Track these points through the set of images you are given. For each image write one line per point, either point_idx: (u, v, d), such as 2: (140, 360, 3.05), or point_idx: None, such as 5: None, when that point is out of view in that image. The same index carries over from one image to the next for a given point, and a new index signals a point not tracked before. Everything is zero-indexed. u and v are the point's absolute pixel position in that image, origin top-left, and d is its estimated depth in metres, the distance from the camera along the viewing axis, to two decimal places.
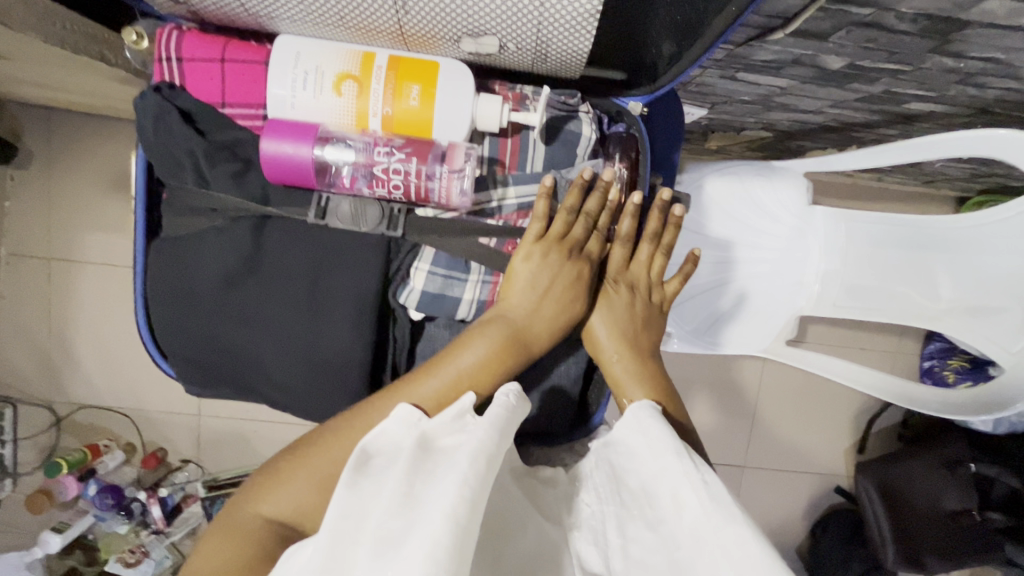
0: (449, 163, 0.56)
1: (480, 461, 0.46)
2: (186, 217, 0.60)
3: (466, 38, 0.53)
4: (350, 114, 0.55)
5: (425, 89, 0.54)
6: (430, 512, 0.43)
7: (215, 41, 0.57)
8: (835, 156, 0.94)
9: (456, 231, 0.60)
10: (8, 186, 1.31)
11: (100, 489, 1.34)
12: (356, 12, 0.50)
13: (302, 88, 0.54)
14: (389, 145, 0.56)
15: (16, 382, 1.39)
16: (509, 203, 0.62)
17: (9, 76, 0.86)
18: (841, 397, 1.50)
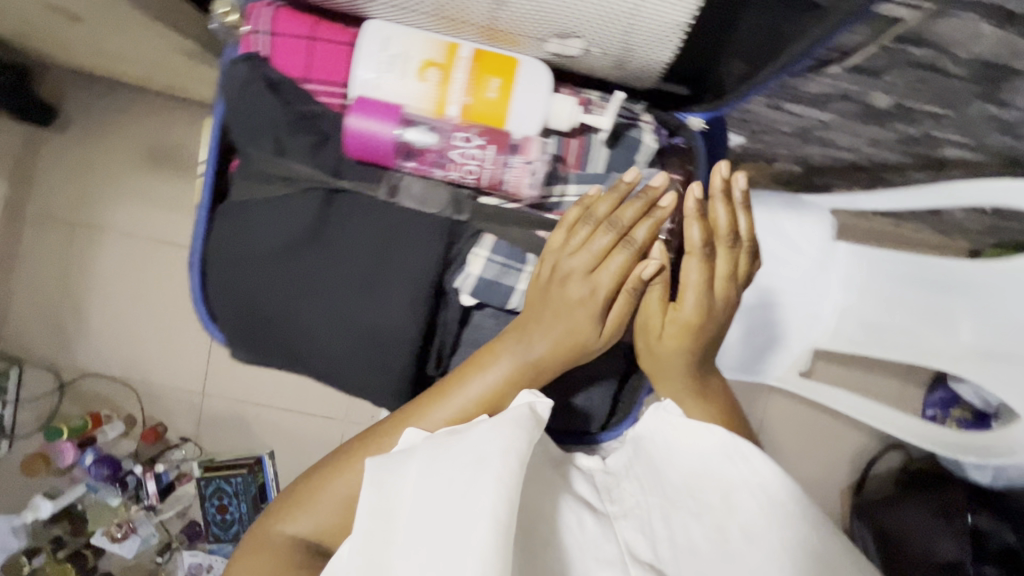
0: (523, 153, 0.65)
1: (510, 464, 0.47)
2: (258, 182, 0.63)
3: (553, 39, 0.61)
4: (431, 100, 0.64)
5: (502, 84, 0.63)
6: (471, 514, 0.44)
7: (307, 21, 0.66)
8: (863, 195, 0.96)
9: (514, 219, 0.65)
10: (44, 148, 1.33)
11: (97, 459, 1.33)
12: (459, 9, 0.58)
13: (388, 70, 0.63)
14: (466, 132, 0.64)
15: (24, 343, 1.38)
16: (568, 198, 0.69)
17: (72, 39, 0.89)
18: (843, 437, 1.50)
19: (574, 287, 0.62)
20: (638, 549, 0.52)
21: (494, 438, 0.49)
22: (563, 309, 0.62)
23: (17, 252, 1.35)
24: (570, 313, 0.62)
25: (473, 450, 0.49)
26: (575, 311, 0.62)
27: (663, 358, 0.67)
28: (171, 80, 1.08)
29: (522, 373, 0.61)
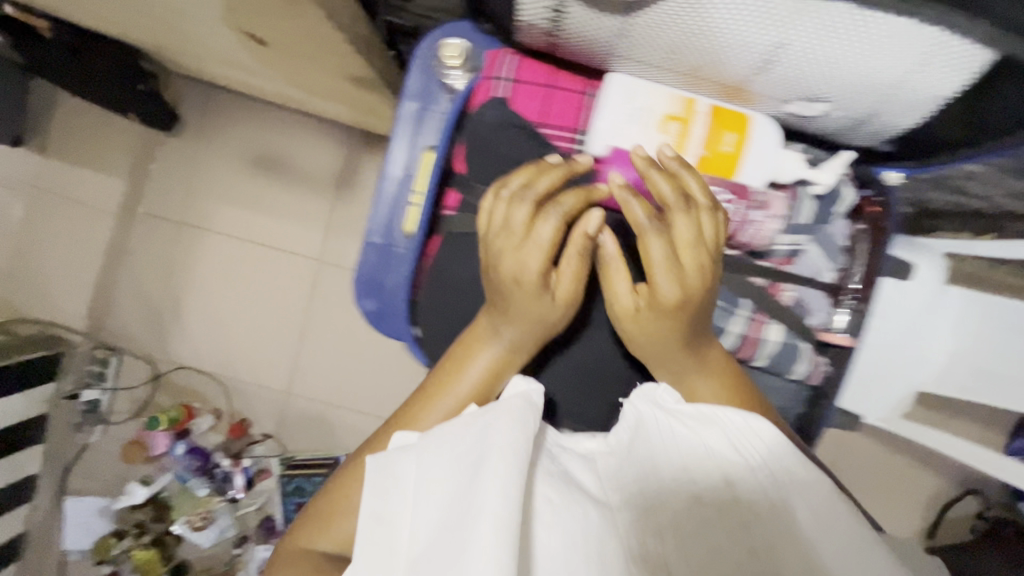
0: (767, 208, 0.66)
1: (512, 461, 0.45)
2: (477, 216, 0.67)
3: (795, 101, 0.57)
4: (674, 149, 0.63)
5: (739, 137, 0.62)
6: (471, 515, 0.43)
7: (548, 70, 0.68)
8: (980, 242, 0.94)
9: (736, 267, 0.67)
10: (158, 150, 1.39)
11: (189, 450, 1.39)
12: (711, 69, 0.54)
13: (633, 121, 0.62)
14: (713, 185, 0.64)
15: (124, 334, 1.44)
16: (783, 248, 0.69)
17: (228, 55, 0.94)
18: (915, 478, 1.49)
19: (512, 260, 0.57)
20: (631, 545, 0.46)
21: (494, 432, 0.48)
22: (501, 292, 0.58)
23: (125, 247, 1.41)
24: (531, 299, 0.58)
25: (475, 444, 0.48)
26: (529, 296, 0.58)
27: (639, 340, 0.60)
28: (295, 94, 1.13)
29: (510, 352, 0.62)
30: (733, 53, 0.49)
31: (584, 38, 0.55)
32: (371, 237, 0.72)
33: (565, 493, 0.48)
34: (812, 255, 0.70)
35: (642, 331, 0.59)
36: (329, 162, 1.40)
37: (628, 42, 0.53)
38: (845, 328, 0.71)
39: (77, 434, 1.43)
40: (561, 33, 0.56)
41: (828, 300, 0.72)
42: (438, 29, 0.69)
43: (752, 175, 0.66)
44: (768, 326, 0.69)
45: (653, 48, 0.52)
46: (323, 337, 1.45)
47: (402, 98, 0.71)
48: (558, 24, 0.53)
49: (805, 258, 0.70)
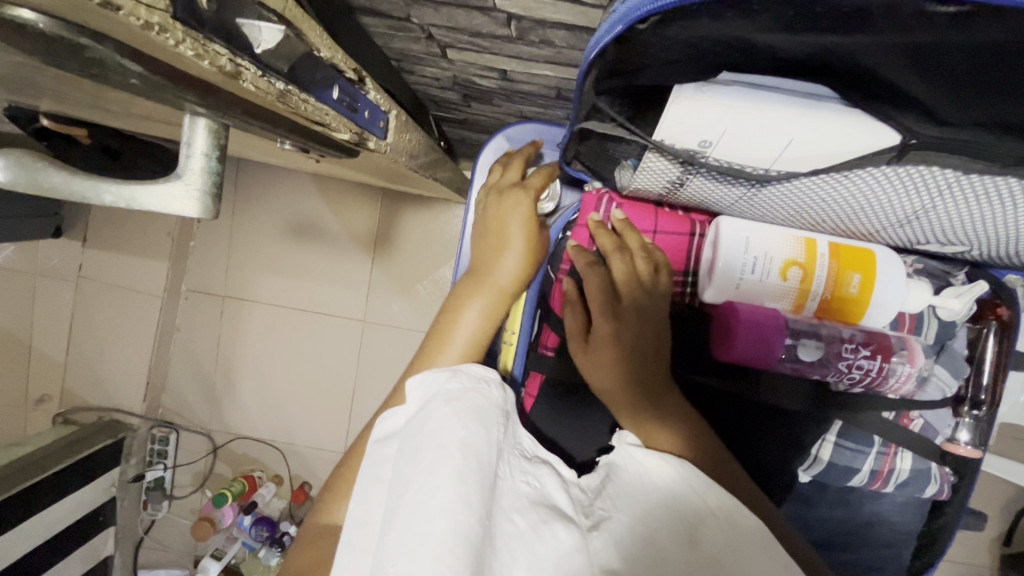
0: (911, 361, 0.52)
1: (469, 456, 0.38)
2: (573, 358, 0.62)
3: (938, 245, 0.46)
4: (792, 298, 0.48)
5: (868, 278, 0.47)
6: (423, 515, 0.34)
7: (648, 212, 0.58)
8: None
9: (867, 405, 0.56)
10: (196, 227, 1.40)
11: (256, 521, 1.38)
12: (843, 223, 0.44)
13: (749, 272, 0.47)
14: (852, 342, 0.51)
15: (180, 410, 1.46)
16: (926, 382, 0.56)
17: None
18: (990, 486, 1.46)
19: (509, 209, 0.59)
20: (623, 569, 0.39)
21: (452, 423, 0.40)
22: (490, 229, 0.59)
23: (173, 326, 1.43)
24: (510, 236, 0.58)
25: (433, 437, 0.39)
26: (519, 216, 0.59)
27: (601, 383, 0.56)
28: None
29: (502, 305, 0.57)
30: (870, 211, 0.40)
31: (701, 198, 0.46)
32: None
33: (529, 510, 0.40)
34: (939, 378, 0.56)
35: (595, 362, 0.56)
36: (365, 223, 1.39)
37: (742, 204, 0.44)
38: (971, 441, 0.56)
39: (145, 512, 1.46)
40: (674, 194, 0.47)
41: (950, 416, 0.57)
42: (500, 136, 0.67)
43: (882, 320, 0.51)
44: (901, 455, 0.58)
45: (772, 208, 0.43)
46: (375, 397, 1.44)
47: (466, 209, 0.68)
48: (667, 187, 0.45)
49: (934, 383, 0.56)
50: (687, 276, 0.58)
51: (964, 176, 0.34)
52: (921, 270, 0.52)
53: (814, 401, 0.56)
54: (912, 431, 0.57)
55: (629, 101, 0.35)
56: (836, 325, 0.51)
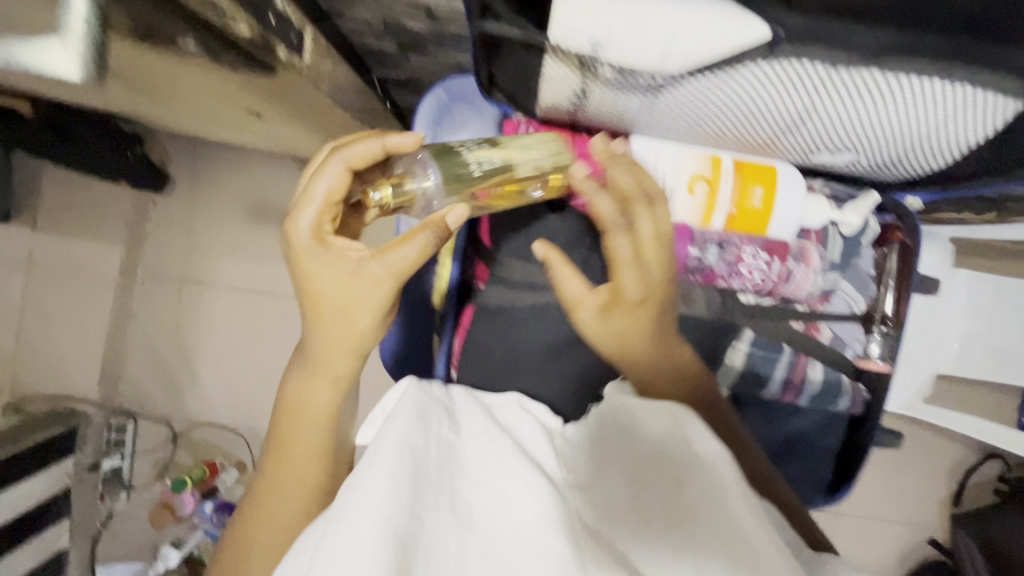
0: (807, 262, 0.72)
1: (399, 460, 0.47)
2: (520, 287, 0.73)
3: (821, 150, 0.63)
4: (699, 210, 0.67)
5: (764, 189, 0.66)
6: (359, 517, 0.43)
7: (568, 141, 0.70)
8: (986, 227, 0.96)
9: (775, 315, 0.72)
10: (151, 209, 1.37)
11: (217, 508, 1.37)
12: (738, 131, 0.62)
13: (664, 182, 0.67)
14: (754, 248, 0.70)
15: (138, 397, 1.43)
16: (814, 287, 0.73)
17: (218, 118, 0.92)
18: (938, 448, 1.53)
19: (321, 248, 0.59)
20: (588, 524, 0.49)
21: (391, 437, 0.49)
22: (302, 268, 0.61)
23: (130, 312, 1.40)
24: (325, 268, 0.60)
25: (379, 450, 0.48)
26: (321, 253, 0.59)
27: (619, 348, 0.62)
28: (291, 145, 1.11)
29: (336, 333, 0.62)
30: (756, 116, 0.58)
31: (628, 115, 0.62)
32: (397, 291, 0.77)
33: (498, 484, 0.50)
34: (846, 292, 0.75)
35: (601, 327, 0.61)
36: None
37: (657, 118, 0.62)
38: (880, 355, 0.75)
39: (103, 504, 1.42)
40: (605, 115, 0.64)
41: (863, 331, 0.75)
42: (440, 88, 0.71)
43: (785, 230, 0.70)
44: (814, 366, 0.73)
45: (681, 118, 0.61)
46: None
47: None
48: (598, 108, 0.62)
49: (840, 297, 0.74)
50: None
51: (820, 78, 0.50)
52: (827, 191, 0.72)
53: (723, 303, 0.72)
54: (822, 339, 0.74)
55: (520, 9, 0.50)
56: (740, 238, 0.71)
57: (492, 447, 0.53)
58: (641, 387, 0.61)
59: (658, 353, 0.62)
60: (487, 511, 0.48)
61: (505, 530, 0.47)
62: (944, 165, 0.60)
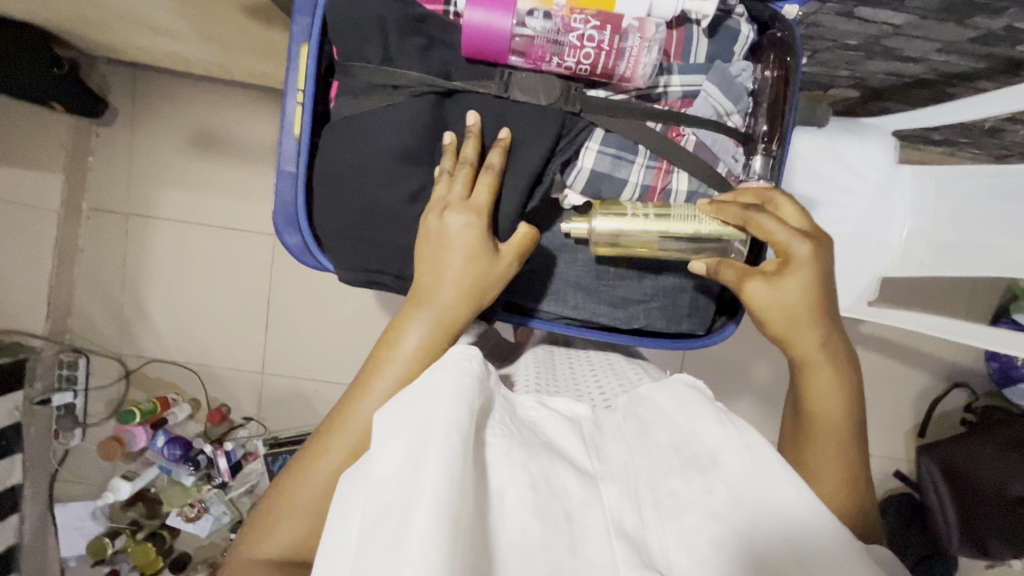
0: (642, 32, 0.51)
1: (460, 445, 0.42)
2: (363, 95, 0.53)
3: None
4: None
5: None
6: (409, 507, 0.40)
7: None
8: (924, 112, 0.92)
9: (626, 112, 0.54)
10: (93, 141, 1.37)
11: (169, 440, 1.36)
12: None
13: None
14: (583, 13, 0.51)
15: (90, 334, 1.43)
16: (674, 90, 0.55)
17: (133, 15, 0.91)
18: (902, 379, 1.50)
19: (447, 235, 0.52)
20: (623, 520, 0.47)
21: (437, 413, 0.45)
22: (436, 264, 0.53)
23: (77, 247, 1.40)
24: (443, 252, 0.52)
25: (425, 426, 0.44)
26: (451, 240, 0.52)
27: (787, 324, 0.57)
28: (218, 57, 1.09)
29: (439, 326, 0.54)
30: None
31: None
32: (284, 166, 0.66)
33: (531, 467, 0.46)
34: (712, 95, 0.55)
35: (795, 299, 0.56)
36: (270, 134, 1.36)
37: None
38: (761, 174, 0.58)
39: (57, 442, 1.41)
40: None
41: (741, 150, 0.58)
42: None
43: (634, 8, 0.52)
44: (676, 176, 0.57)
45: None
46: (291, 314, 1.43)
47: (293, 12, 0.63)
48: None
49: (705, 99, 0.55)
50: None
51: None
52: None
53: (563, 97, 0.54)
54: (681, 147, 0.56)
55: None
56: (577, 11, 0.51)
57: (519, 435, 0.50)
58: (805, 359, 0.59)
59: (828, 319, 0.57)
60: (525, 500, 0.44)
61: (541, 509, 0.44)
62: None
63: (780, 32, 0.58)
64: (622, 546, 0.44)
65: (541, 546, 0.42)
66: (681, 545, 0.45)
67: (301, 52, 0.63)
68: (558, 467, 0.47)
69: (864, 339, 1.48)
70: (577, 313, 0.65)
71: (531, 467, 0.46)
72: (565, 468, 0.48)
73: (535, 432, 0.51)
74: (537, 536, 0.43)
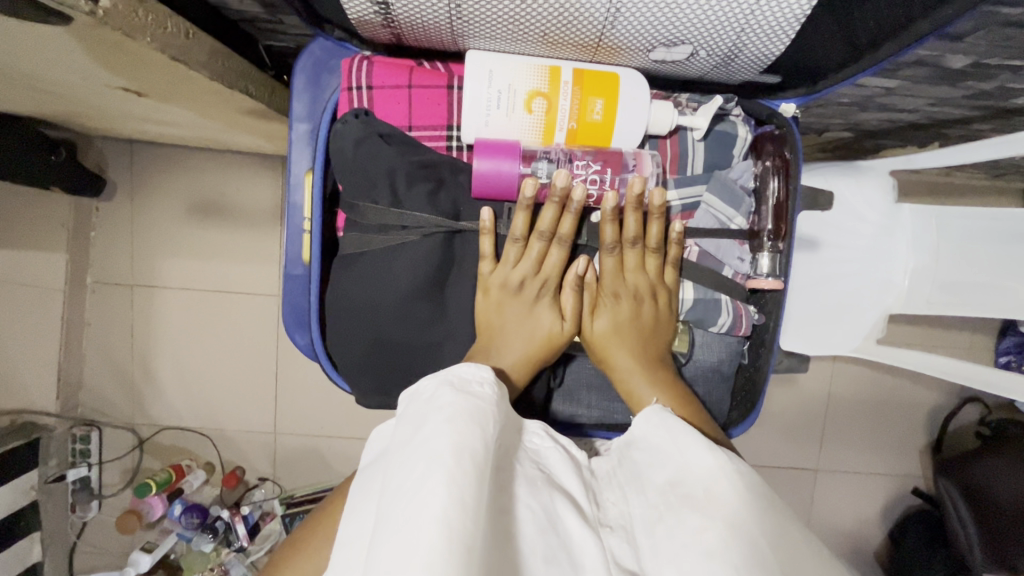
0: (640, 171, 0.54)
1: (465, 469, 0.41)
2: (373, 234, 0.53)
3: (659, 47, 0.51)
4: (539, 131, 0.51)
5: (609, 102, 0.51)
6: (411, 519, 0.39)
7: (402, 67, 0.54)
8: (919, 155, 0.92)
9: None
10: (95, 216, 1.37)
11: (186, 508, 1.36)
12: (561, 27, 0.49)
13: (496, 106, 0.50)
14: (584, 156, 0.53)
15: (101, 406, 1.43)
16: (672, 206, 0.56)
17: (127, 111, 0.92)
18: (915, 396, 1.50)
19: (515, 307, 0.55)
20: (621, 558, 0.47)
21: (446, 427, 0.44)
22: (514, 321, 0.55)
23: (83, 321, 1.40)
24: (516, 322, 0.55)
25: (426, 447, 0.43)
26: (523, 314, 0.55)
27: (599, 353, 0.58)
28: (211, 136, 1.08)
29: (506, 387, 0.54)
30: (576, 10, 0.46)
31: (423, 23, 0.52)
32: (291, 270, 0.69)
33: (534, 503, 0.47)
34: (712, 206, 0.56)
35: (605, 335, 0.57)
36: (269, 197, 1.36)
37: (461, 15, 0.49)
38: (770, 272, 0.58)
39: (74, 515, 1.41)
40: (403, 23, 0.53)
41: (746, 248, 0.59)
42: (315, 44, 0.64)
43: (630, 143, 0.53)
44: (681, 285, 0.59)
45: (488, 15, 0.48)
46: (301, 372, 1.43)
47: (290, 121, 0.66)
48: (390, 11, 0.51)
49: (705, 211, 0.56)
50: (451, 130, 0.54)
51: None
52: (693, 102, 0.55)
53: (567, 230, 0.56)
54: (687, 260, 0.58)
55: None
56: (577, 149, 0.53)
57: (520, 468, 0.50)
58: (628, 390, 0.56)
59: (657, 363, 0.57)
60: (528, 529, 0.45)
61: (547, 549, 0.44)
62: (781, 49, 0.52)
63: (778, 129, 0.58)
64: None
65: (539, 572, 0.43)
66: None
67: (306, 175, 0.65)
68: (559, 505, 0.48)
69: (873, 360, 1.48)
70: (592, 412, 0.65)
71: (534, 503, 0.47)
72: (566, 507, 0.48)
73: (537, 465, 0.52)
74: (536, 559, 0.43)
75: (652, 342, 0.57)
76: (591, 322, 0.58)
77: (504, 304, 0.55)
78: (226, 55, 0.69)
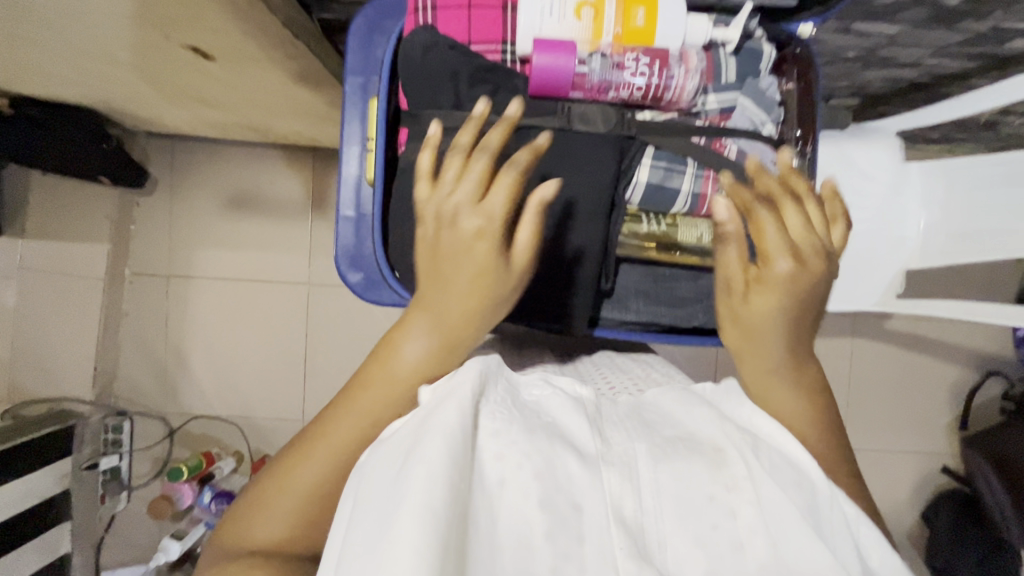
0: (685, 64, 0.58)
1: (447, 447, 0.37)
2: (438, 138, 0.60)
3: None
4: (588, 36, 0.57)
5: (650, 10, 0.57)
6: (392, 504, 0.36)
7: None
8: (923, 111, 0.98)
9: (676, 129, 0.60)
10: (135, 210, 1.44)
11: (215, 495, 1.34)
12: None
13: (548, 15, 0.57)
14: (632, 53, 0.57)
15: (134, 396, 1.46)
16: (712, 107, 0.61)
17: (184, 90, 0.99)
18: (937, 372, 1.51)
19: (452, 236, 0.47)
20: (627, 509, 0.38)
21: (437, 413, 0.39)
22: (449, 252, 0.47)
23: (120, 311, 1.45)
24: (451, 268, 0.47)
25: (415, 431, 0.39)
26: (461, 250, 0.47)
27: (755, 324, 0.50)
28: (252, 122, 1.15)
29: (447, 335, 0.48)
30: None
31: None
32: (343, 212, 0.74)
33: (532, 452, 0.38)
34: (747, 108, 0.61)
35: (765, 306, 0.49)
36: (300, 188, 1.43)
37: None
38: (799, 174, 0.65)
39: (103, 506, 1.42)
40: None
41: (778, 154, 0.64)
42: (368, 5, 0.71)
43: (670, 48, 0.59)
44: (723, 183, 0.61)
45: None
46: (329, 358, 1.46)
47: (345, 74, 0.72)
48: None
49: (741, 113, 0.61)
50: (506, 45, 0.61)
51: None
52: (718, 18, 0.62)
53: (619, 123, 0.59)
54: (728, 157, 0.60)
55: None
56: (625, 48, 0.57)
57: (513, 413, 0.42)
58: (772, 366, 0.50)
59: (794, 349, 0.50)
60: (529, 493, 0.37)
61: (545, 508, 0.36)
62: None
63: (798, 50, 0.65)
64: (626, 546, 0.36)
65: (545, 540, 0.36)
66: (686, 554, 0.37)
67: (362, 109, 0.72)
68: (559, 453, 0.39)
69: (891, 336, 1.50)
70: (640, 317, 0.68)
71: (540, 450, 0.38)
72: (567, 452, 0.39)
73: (538, 413, 0.42)
74: (538, 528, 0.36)
75: (806, 335, 0.51)
76: (760, 287, 0.50)
77: (450, 232, 0.47)
78: (287, 14, 0.77)
